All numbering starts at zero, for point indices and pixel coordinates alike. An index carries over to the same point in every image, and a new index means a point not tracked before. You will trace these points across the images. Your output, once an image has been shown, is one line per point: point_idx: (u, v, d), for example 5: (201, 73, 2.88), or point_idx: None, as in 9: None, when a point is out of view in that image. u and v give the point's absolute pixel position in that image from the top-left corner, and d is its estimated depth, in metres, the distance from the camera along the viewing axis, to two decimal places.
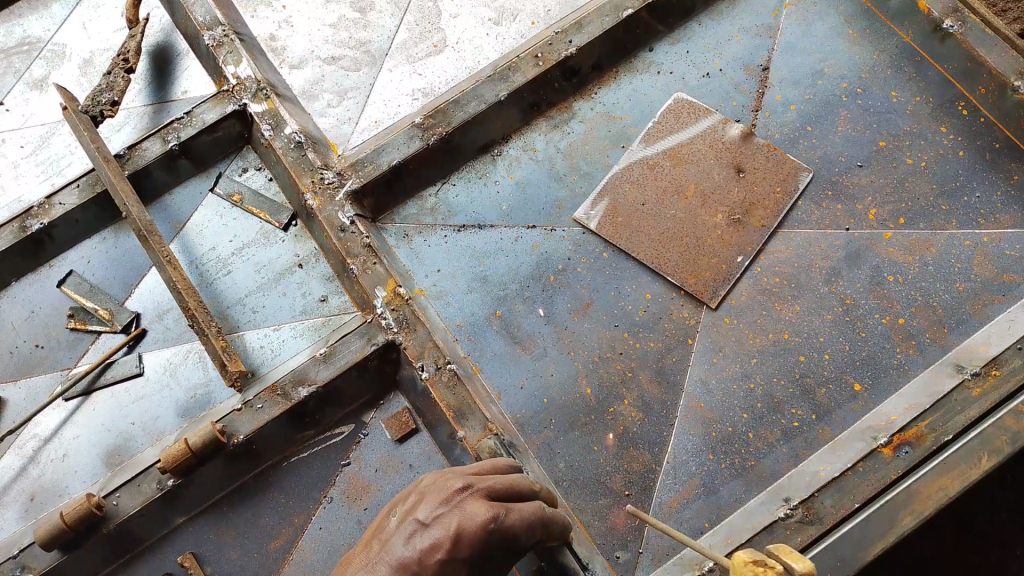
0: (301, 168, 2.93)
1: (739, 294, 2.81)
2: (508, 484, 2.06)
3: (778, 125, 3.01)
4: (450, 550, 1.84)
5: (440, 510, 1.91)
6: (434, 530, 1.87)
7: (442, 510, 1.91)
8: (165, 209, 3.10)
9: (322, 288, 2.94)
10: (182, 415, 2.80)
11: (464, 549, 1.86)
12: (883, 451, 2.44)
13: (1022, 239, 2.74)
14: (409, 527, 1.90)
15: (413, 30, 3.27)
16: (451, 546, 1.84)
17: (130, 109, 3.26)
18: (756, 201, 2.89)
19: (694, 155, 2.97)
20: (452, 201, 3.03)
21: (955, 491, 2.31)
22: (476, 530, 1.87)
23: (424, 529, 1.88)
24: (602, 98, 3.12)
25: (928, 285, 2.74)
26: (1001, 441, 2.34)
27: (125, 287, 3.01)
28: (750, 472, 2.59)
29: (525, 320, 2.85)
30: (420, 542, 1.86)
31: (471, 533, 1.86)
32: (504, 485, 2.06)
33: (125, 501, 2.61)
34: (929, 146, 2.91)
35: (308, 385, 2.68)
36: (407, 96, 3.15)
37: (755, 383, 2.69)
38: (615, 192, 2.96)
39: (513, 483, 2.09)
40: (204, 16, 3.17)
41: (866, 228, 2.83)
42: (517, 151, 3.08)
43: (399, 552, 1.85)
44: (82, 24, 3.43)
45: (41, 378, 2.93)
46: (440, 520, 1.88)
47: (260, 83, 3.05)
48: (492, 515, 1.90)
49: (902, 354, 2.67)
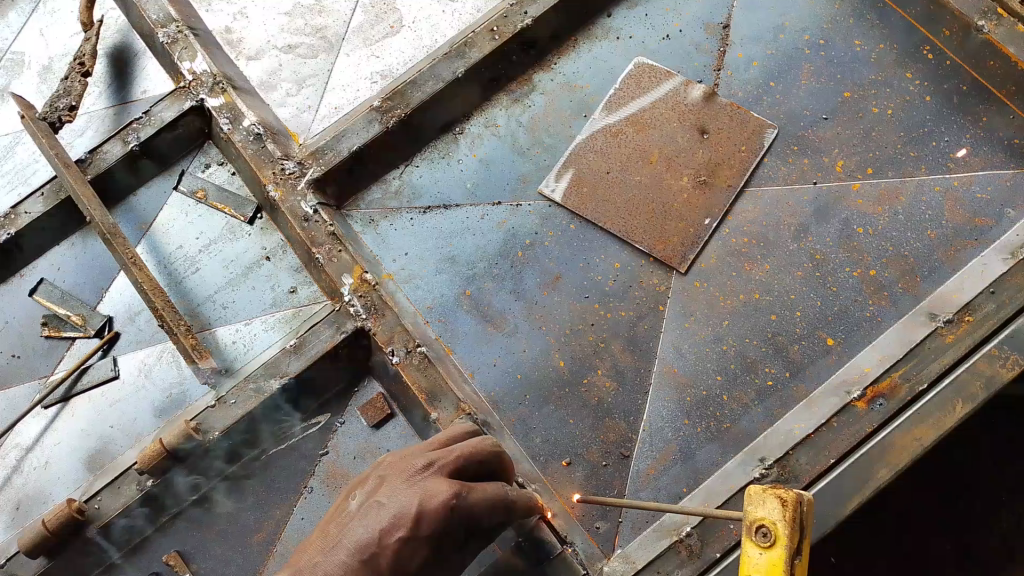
0: (262, 160, 2.92)
1: (709, 257, 2.78)
2: (472, 458, 2.07)
3: (741, 83, 2.95)
4: (411, 532, 1.86)
5: (400, 492, 1.93)
6: (395, 513, 1.89)
7: (402, 491, 1.93)
8: (130, 211, 3.08)
9: (291, 279, 2.93)
10: (159, 415, 2.81)
11: (426, 533, 1.87)
12: (857, 405, 2.45)
13: (992, 181, 2.72)
14: (369, 511, 1.92)
15: (369, 12, 3.22)
16: (412, 529, 1.86)
17: (91, 112, 3.24)
18: (722, 162, 2.85)
19: (657, 120, 2.92)
20: (417, 183, 2.99)
21: (930, 441, 2.31)
22: (438, 514, 1.89)
23: (384, 513, 1.90)
24: (562, 67, 3.06)
25: (899, 234, 2.71)
26: (975, 388, 2.35)
27: (97, 291, 3.02)
28: (727, 434, 2.59)
29: (495, 298, 2.82)
30: (380, 525, 1.87)
31: (433, 516, 1.88)
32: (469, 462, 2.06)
33: (107, 503, 2.62)
34: (895, 94, 2.86)
35: (281, 377, 2.68)
36: (365, 80, 3.12)
37: (728, 345, 2.68)
38: (579, 163, 2.92)
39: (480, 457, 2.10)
40: (157, 14, 3.14)
41: (834, 181, 2.79)
42: (479, 128, 3.03)
43: (358, 538, 1.86)
44: (38, 31, 3.40)
45: (20, 388, 2.94)
46: (401, 504, 1.90)
47: (215, 77, 3.04)
48: (454, 495, 1.92)
49: (875, 307, 2.65)
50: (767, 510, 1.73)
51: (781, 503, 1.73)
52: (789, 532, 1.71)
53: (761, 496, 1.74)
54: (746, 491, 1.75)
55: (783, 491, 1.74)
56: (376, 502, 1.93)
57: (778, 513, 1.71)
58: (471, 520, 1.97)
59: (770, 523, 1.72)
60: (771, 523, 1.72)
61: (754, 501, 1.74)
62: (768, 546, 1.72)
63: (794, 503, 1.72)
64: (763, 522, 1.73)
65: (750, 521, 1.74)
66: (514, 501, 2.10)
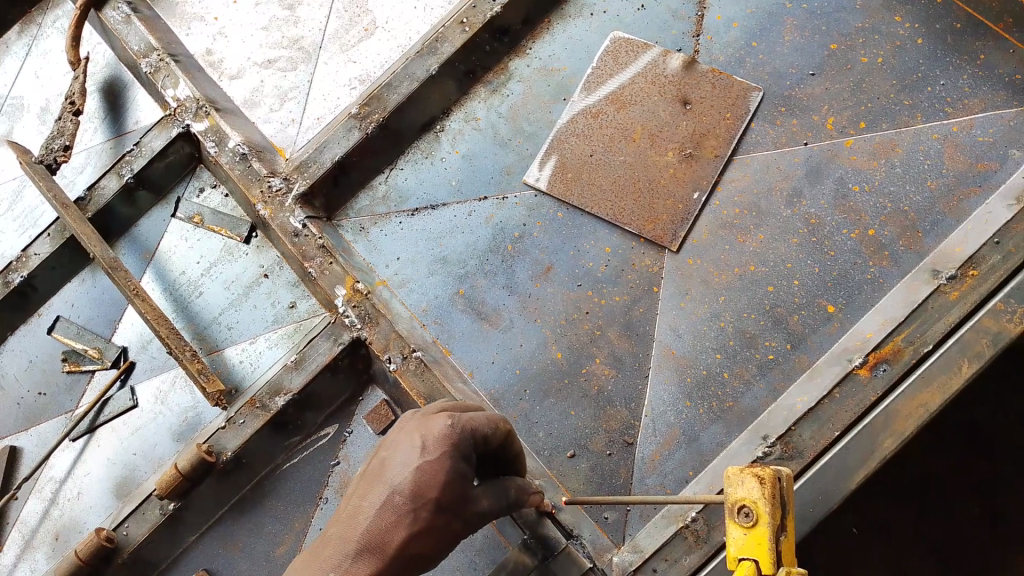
0: (249, 180, 2.93)
1: (700, 233, 2.71)
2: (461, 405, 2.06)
3: (721, 47, 2.85)
4: (422, 455, 1.81)
5: (400, 438, 1.89)
6: (399, 452, 1.84)
7: (402, 437, 1.90)
8: (134, 241, 3.16)
9: (290, 295, 2.97)
10: (176, 438, 2.90)
11: (438, 453, 1.82)
12: (860, 373, 2.34)
13: (994, 122, 2.57)
14: (374, 469, 1.88)
15: (343, 17, 3.22)
16: (422, 456, 1.81)
17: (89, 148, 3.32)
18: (707, 131, 2.76)
19: (637, 96, 2.83)
20: (402, 186, 2.98)
21: (938, 405, 2.21)
22: (443, 433, 1.84)
23: (389, 461, 1.86)
24: (537, 52, 3.00)
25: (897, 189, 2.58)
26: (981, 345, 2.23)
27: (109, 323, 3.11)
28: (730, 413, 2.53)
29: (488, 294, 2.81)
30: (392, 471, 1.83)
31: (439, 436, 1.84)
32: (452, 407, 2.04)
33: (134, 529, 2.70)
34: (884, 41, 2.72)
35: (284, 394, 2.72)
36: (344, 86, 3.12)
37: (726, 321, 2.61)
38: (562, 148, 2.86)
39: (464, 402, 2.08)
40: (138, 44, 3.17)
41: (825, 140, 2.67)
42: (458, 124, 3.00)
43: (374, 493, 1.82)
44: (34, 73, 3.49)
45: (48, 424, 3.06)
46: (405, 443, 1.85)
47: (199, 102, 3.06)
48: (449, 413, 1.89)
49: (876, 268, 2.54)
50: (747, 490, 1.70)
51: (760, 481, 1.70)
52: (772, 509, 1.68)
53: (739, 476, 1.72)
54: (726, 474, 1.74)
55: (760, 469, 1.72)
56: (378, 459, 1.90)
57: (759, 491, 1.69)
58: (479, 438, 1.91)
59: (751, 503, 1.69)
60: (753, 502, 1.69)
61: (735, 483, 1.72)
62: (752, 526, 1.69)
63: (772, 480, 1.69)
64: (745, 503, 1.70)
65: (732, 503, 1.71)
66: (513, 429, 2.06)
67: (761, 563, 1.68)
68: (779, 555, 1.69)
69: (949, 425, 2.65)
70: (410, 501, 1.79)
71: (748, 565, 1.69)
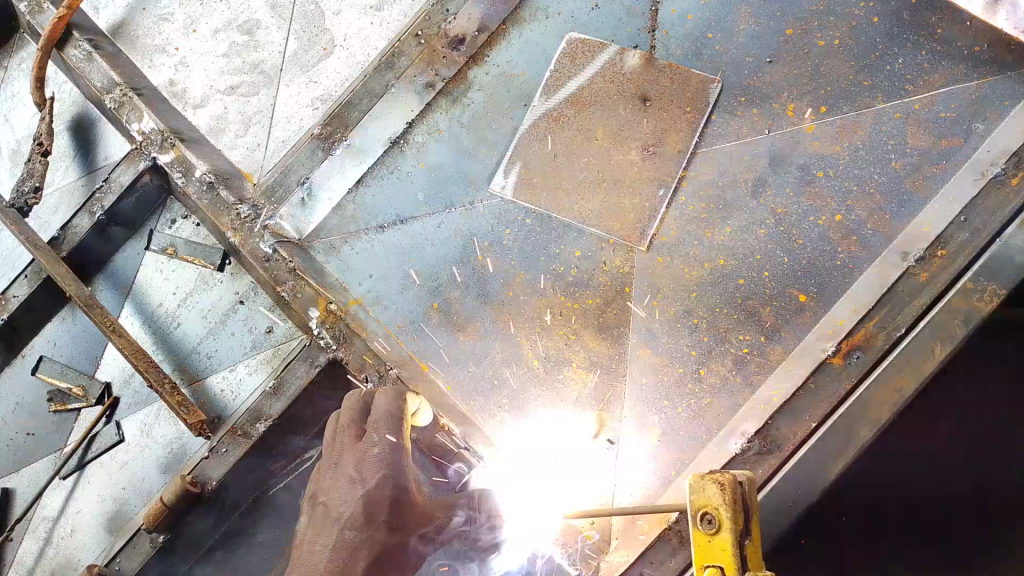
0: (218, 209, 2.91)
1: (668, 230, 2.69)
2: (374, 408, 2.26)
3: (678, 40, 2.82)
4: (365, 483, 2.10)
5: (341, 473, 2.15)
6: (341, 488, 2.12)
7: (341, 471, 2.15)
8: (111, 276, 3.16)
9: (266, 319, 2.97)
10: (164, 470, 2.91)
11: (377, 479, 2.10)
12: (833, 361, 2.38)
13: (956, 97, 2.54)
14: (320, 511, 2.14)
15: (301, 38, 3.22)
16: (365, 485, 2.10)
17: (62, 188, 3.33)
18: (668, 126, 2.75)
19: (597, 95, 2.81)
20: (370, 204, 2.93)
21: (912, 390, 2.23)
22: (378, 454, 2.13)
23: (333, 499, 2.13)
24: (493, 59, 2.95)
25: (862, 172, 2.57)
26: (954, 326, 2.25)
27: (92, 361, 3.12)
28: (709, 411, 2.53)
29: (462, 306, 2.80)
30: (339, 507, 2.10)
31: (375, 459, 2.12)
32: (361, 404, 2.26)
33: (126, 564, 2.68)
34: (840, 22, 2.69)
35: (265, 421, 2.69)
36: (307, 107, 3.13)
37: (699, 317, 2.61)
38: (526, 153, 2.84)
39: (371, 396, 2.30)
40: (102, 81, 3.10)
41: (787, 127, 2.66)
42: (422, 136, 2.96)
43: (326, 530, 2.09)
44: (4, 117, 3.52)
45: (39, 463, 3.07)
46: (345, 478, 2.13)
47: (164, 134, 3.00)
48: (372, 433, 2.15)
49: (846, 253, 2.52)
50: (708, 496, 1.67)
51: (721, 486, 1.67)
52: (732, 515, 1.65)
53: (700, 483, 1.68)
54: (687, 479, 1.69)
55: (719, 475, 1.69)
56: (319, 501, 2.16)
57: (720, 496, 1.66)
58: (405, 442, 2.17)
59: (714, 508, 1.66)
60: (715, 508, 1.66)
61: (697, 488, 1.68)
62: (714, 533, 1.65)
63: (732, 485, 1.67)
64: (708, 508, 1.67)
65: (694, 509, 1.67)
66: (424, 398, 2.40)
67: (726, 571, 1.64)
68: (744, 561, 1.65)
69: (935, 411, 2.70)
70: (364, 527, 2.07)
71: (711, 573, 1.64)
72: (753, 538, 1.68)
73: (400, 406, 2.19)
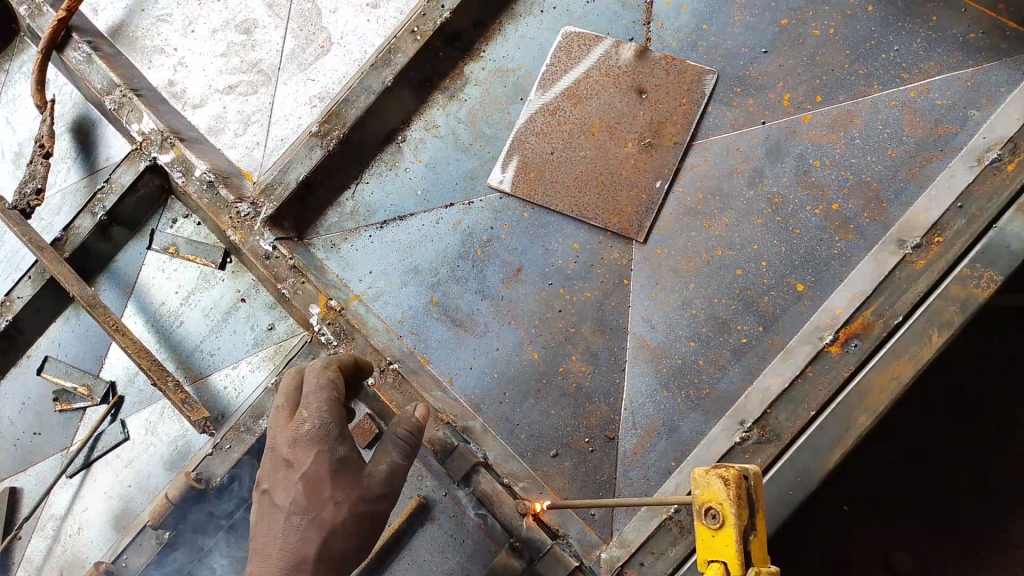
0: (218, 208, 2.88)
1: (665, 221, 2.71)
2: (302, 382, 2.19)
3: (673, 33, 2.83)
4: (299, 465, 2.04)
5: (275, 457, 2.09)
6: (280, 475, 2.06)
7: (275, 455, 2.09)
8: (114, 276, 3.19)
9: (268, 317, 2.99)
10: (168, 468, 2.93)
11: (310, 458, 2.04)
12: (831, 350, 2.32)
13: (952, 84, 2.54)
14: (266, 502, 2.08)
15: (299, 36, 3.24)
16: (300, 464, 2.03)
17: (65, 189, 3.36)
18: (665, 118, 2.75)
19: (593, 88, 2.82)
20: (369, 200, 2.97)
21: (909, 377, 2.18)
22: (310, 430, 2.05)
23: (275, 486, 2.07)
24: (490, 54, 2.99)
25: (858, 161, 2.58)
26: (950, 313, 2.18)
27: (95, 360, 3.14)
28: (707, 400, 2.55)
29: (462, 301, 2.81)
30: (281, 495, 2.05)
31: (307, 436, 2.05)
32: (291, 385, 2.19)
33: (132, 560, 2.70)
34: (835, 11, 2.69)
35: (267, 416, 2.70)
36: (305, 105, 3.15)
37: (697, 308, 2.62)
38: (523, 148, 2.85)
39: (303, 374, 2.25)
40: (101, 82, 3.11)
41: (782, 117, 2.67)
42: (420, 133, 3.00)
43: (276, 518, 2.04)
44: (6, 119, 3.54)
45: (45, 463, 3.10)
46: (281, 461, 2.06)
47: (164, 134, 3.01)
48: (301, 410, 2.08)
49: (842, 242, 2.54)
50: (712, 490, 1.69)
51: (725, 481, 1.68)
52: (736, 510, 1.65)
53: (704, 477, 1.70)
54: (692, 474, 1.72)
55: (724, 469, 1.69)
56: (264, 491, 2.10)
57: (722, 491, 1.67)
58: (340, 413, 2.11)
59: (717, 503, 1.67)
60: (719, 503, 1.67)
61: (701, 482, 1.70)
62: (718, 527, 1.67)
63: (736, 479, 1.67)
64: (712, 503, 1.69)
65: (699, 504, 1.70)
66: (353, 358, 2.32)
67: (730, 566, 1.67)
68: (748, 556, 1.67)
69: (934, 398, 2.70)
70: (308, 509, 2.01)
71: (716, 568, 1.68)
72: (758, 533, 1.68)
73: (328, 378, 2.13)
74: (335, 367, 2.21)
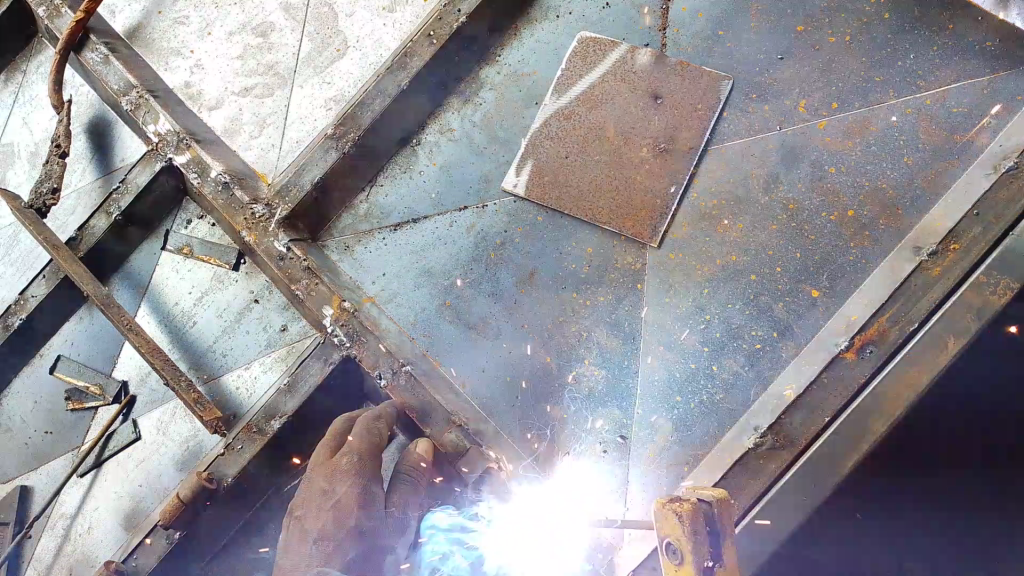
0: (232, 209, 2.89)
1: (680, 227, 2.71)
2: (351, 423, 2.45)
3: (689, 38, 2.84)
4: (333, 495, 2.25)
5: (313, 489, 2.28)
6: (313, 502, 2.25)
7: (315, 488, 2.28)
8: (128, 276, 3.19)
9: (281, 318, 3.00)
10: (180, 467, 2.94)
11: (344, 487, 2.25)
12: (846, 356, 2.32)
13: (969, 91, 2.54)
14: (294, 528, 2.26)
15: (315, 39, 3.25)
16: (333, 497, 2.25)
17: (80, 189, 3.37)
18: (680, 124, 2.76)
19: (608, 93, 2.82)
20: (384, 203, 2.97)
21: (925, 385, 2.17)
22: (348, 465, 2.28)
23: (306, 513, 2.25)
24: (506, 58, 3.00)
25: (875, 168, 2.58)
26: (966, 321, 2.17)
27: (108, 359, 3.14)
28: (721, 405, 2.55)
29: (475, 303, 2.81)
30: (310, 522, 2.23)
31: (345, 470, 2.28)
32: (340, 426, 2.44)
33: (143, 560, 2.69)
34: (851, 18, 2.70)
35: (280, 417, 2.68)
36: (321, 108, 3.17)
37: (711, 314, 2.62)
38: (537, 152, 2.85)
39: (353, 416, 2.50)
40: (118, 83, 3.12)
41: (798, 124, 2.67)
42: (434, 136, 3.00)
43: (303, 544, 2.20)
44: (23, 119, 3.56)
45: (57, 461, 3.11)
46: (316, 490, 2.27)
47: (180, 135, 3.01)
48: (344, 447, 2.32)
49: (858, 248, 2.54)
50: (670, 524, 1.67)
51: (677, 514, 1.66)
52: (690, 543, 1.64)
53: (661, 511, 1.69)
54: (654, 508, 1.72)
55: (679, 502, 1.68)
56: (294, 517, 2.28)
57: (678, 525, 1.66)
58: (376, 454, 2.35)
59: (676, 538, 1.66)
60: (676, 538, 1.66)
61: (661, 516, 1.69)
62: (681, 562, 1.67)
63: (689, 511, 1.66)
64: (673, 537, 1.68)
65: (663, 539, 1.70)
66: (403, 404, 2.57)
67: None
68: None
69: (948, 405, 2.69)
70: (334, 536, 2.19)
71: None
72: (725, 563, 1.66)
73: (375, 424, 2.39)
74: (384, 415, 2.45)
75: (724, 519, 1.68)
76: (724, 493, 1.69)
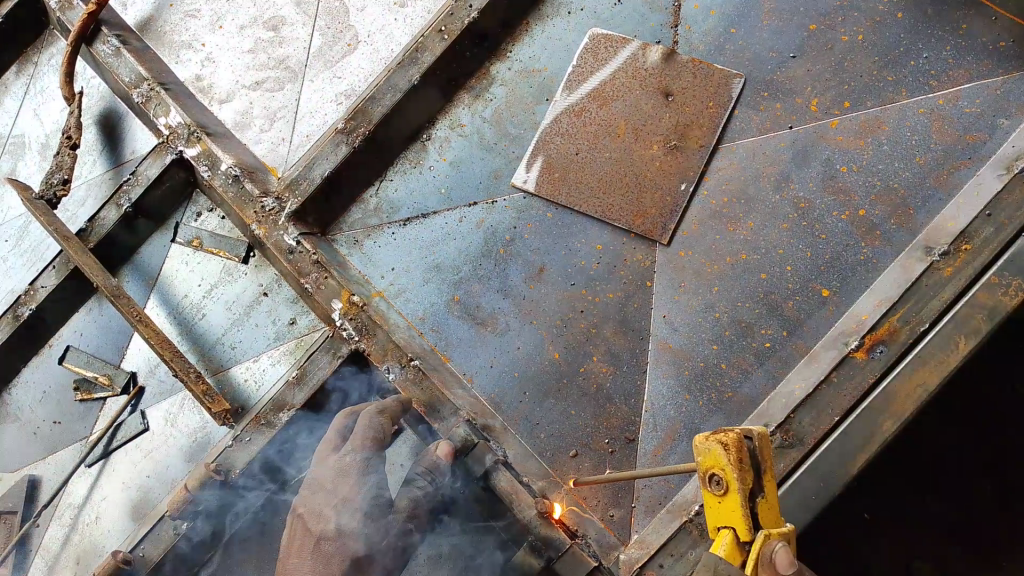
0: (243, 202, 2.88)
1: (689, 224, 2.72)
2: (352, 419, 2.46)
3: (700, 36, 2.84)
4: (337, 495, 2.29)
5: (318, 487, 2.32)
6: (318, 499, 2.29)
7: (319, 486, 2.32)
8: (138, 269, 3.20)
9: (289, 311, 3.01)
10: (188, 459, 2.94)
11: (348, 487, 2.29)
12: (856, 355, 2.32)
13: (982, 92, 2.54)
14: (301, 525, 2.29)
15: (326, 33, 3.25)
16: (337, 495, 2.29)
17: (90, 180, 3.38)
18: (691, 122, 2.75)
19: (619, 91, 2.82)
20: (393, 197, 2.97)
21: (936, 384, 2.17)
22: (352, 463, 2.32)
23: (310, 511, 2.29)
24: (517, 54, 3.00)
25: (886, 167, 2.58)
26: (978, 321, 2.17)
27: (117, 351, 3.16)
28: (731, 403, 2.55)
29: (483, 299, 2.82)
30: (317, 521, 2.27)
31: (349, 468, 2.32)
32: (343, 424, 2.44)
33: (150, 550, 2.69)
34: (864, 16, 2.69)
35: (287, 410, 2.68)
36: (331, 101, 3.17)
37: (720, 312, 2.62)
38: (548, 148, 2.85)
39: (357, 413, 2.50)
40: (129, 75, 3.12)
41: (810, 123, 2.67)
42: (445, 131, 3.00)
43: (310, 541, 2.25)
44: (34, 111, 3.57)
45: (64, 452, 3.12)
46: (321, 487, 2.31)
47: (190, 127, 3.01)
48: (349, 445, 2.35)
49: (869, 248, 2.54)
50: (714, 455, 1.70)
51: (724, 446, 1.69)
52: (739, 475, 1.67)
53: (704, 443, 1.71)
54: (693, 442, 1.74)
55: (723, 434, 1.70)
56: (299, 513, 2.30)
57: (725, 458, 1.68)
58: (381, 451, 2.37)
59: (720, 469, 1.69)
60: (722, 468, 1.69)
61: (703, 449, 1.72)
62: (724, 492, 1.70)
63: (736, 444, 1.68)
64: (715, 469, 1.71)
65: (704, 470, 1.72)
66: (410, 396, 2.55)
67: (739, 532, 1.70)
68: (756, 519, 1.70)
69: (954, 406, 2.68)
70: (338, 537, 2.23)
71: (726, 534, 1.72)
72: (766, 493, 1.71)
73: (378, 420, 2.39)
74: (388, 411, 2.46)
75: (763, 454, 1.72)
76: (765, 430, 1.73)
